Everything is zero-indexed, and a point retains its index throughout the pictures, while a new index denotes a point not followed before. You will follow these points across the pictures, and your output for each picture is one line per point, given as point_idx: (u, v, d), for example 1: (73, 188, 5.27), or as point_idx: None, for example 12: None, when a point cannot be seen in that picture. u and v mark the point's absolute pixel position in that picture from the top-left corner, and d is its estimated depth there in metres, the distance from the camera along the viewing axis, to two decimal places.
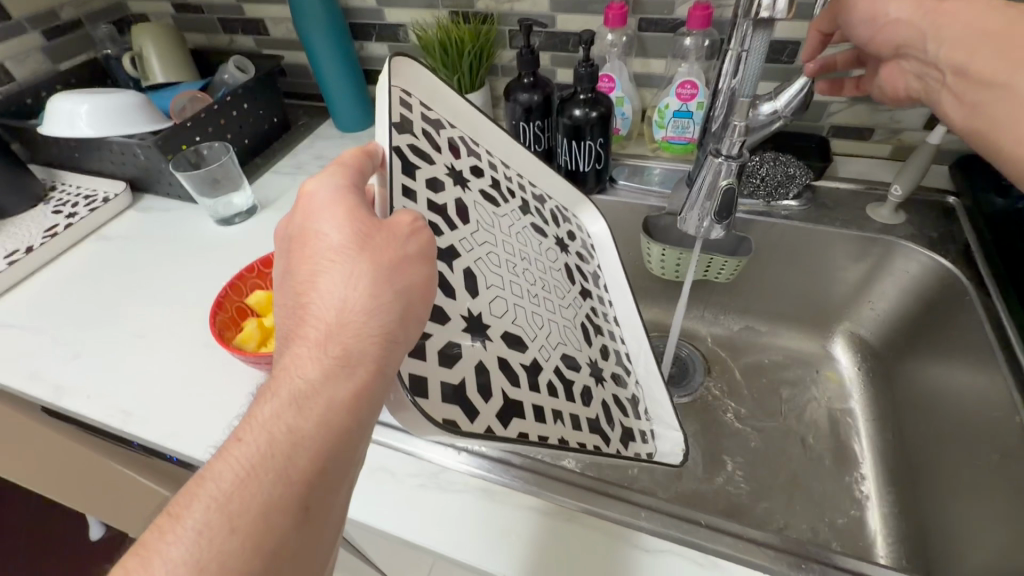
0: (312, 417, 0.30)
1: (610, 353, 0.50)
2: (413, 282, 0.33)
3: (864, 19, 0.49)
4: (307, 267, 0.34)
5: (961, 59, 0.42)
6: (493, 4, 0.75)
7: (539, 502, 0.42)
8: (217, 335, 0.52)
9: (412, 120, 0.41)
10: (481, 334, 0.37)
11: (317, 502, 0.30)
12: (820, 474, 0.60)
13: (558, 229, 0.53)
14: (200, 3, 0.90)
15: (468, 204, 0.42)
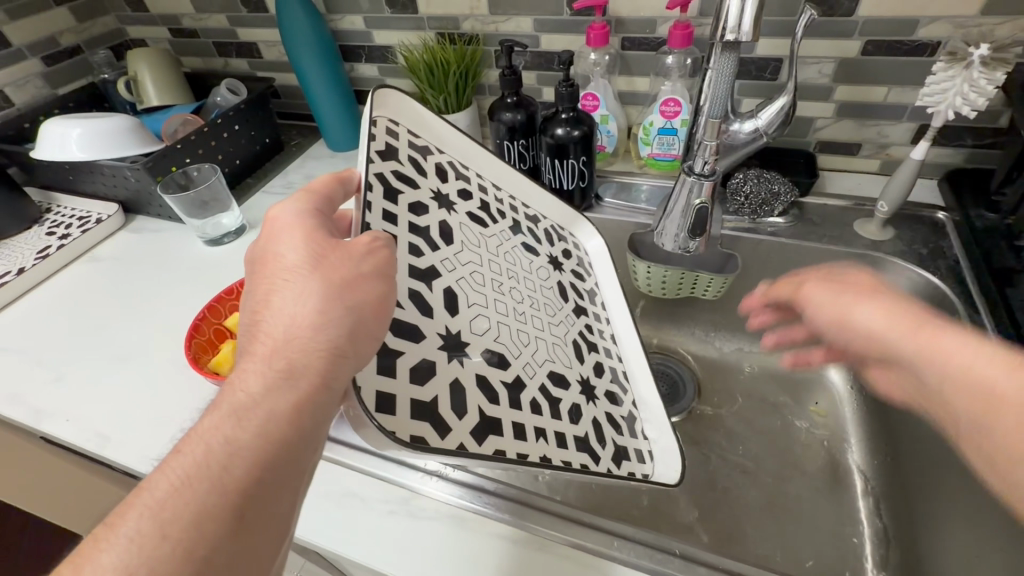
0: (254, 426, 0.28)
1: (605, 370, 0.49)
2: (366, 295, 0.32)
3: (831, 317, 0.45)
4: (262, 282, 0.33)
5: (949, 392, 0.34)
6: (478, 26, 0.75)
7: (511, 530, 0.42)
8: (192, 358, 0.53)
9: (398, 146, 0.41)
10: (457, 352, 0.37)
11: (257, 516, 0.28)
12: (811, 498, 0.58)
13: (552, 247, 0.52)
14: (196, 27, 0.92)
15: (454, 225, 0.42)
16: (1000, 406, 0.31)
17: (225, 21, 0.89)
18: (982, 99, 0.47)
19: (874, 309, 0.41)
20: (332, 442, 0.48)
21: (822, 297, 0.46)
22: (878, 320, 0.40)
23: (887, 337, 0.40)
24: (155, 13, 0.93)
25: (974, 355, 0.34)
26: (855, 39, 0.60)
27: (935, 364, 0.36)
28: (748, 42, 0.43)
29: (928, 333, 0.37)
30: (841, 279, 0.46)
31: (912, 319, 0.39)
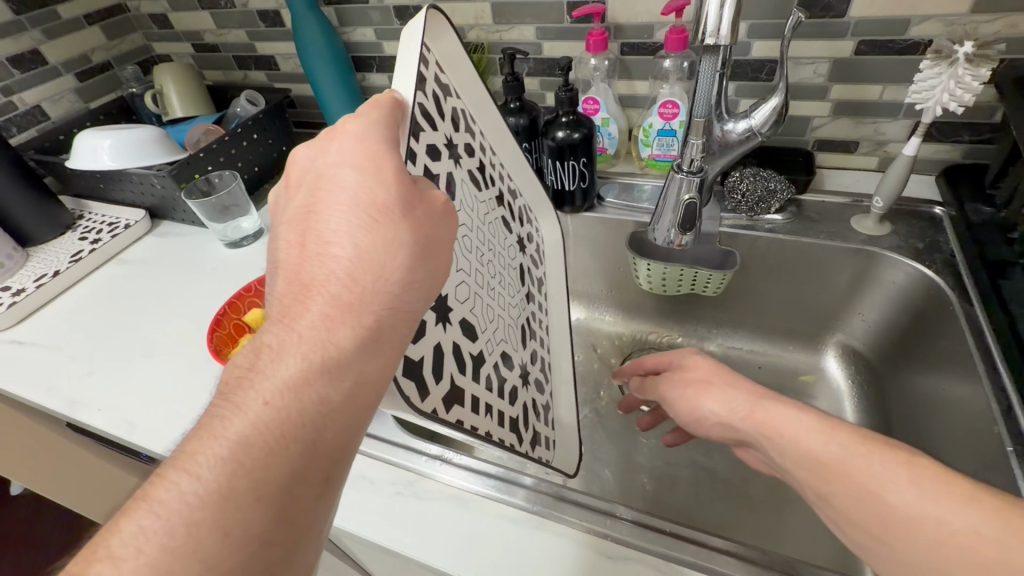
0: (344, 386, 0.30)
1: (537, 359, 0.52)
2: (440, 259, 0.34)
3: (687, 411, 0.45)
4: (335, 227, 0.32)
5: (791, 465, 0.36)
6: (483, 34, 0.78)
7: (508, 510, 0.44)
8: (213, 350, 0.56)
9: (428, 76, 0.39)
10: (443, 316, 0.39)
11: (339, 466, 0.30)
12: None
13: (520, 229, 0.55)
14: (218, 42, 0.97)
15: (457, 182, 0.43)
16: (829, 471, 0.33)
17: (244, 35, 0.93)
18: (969, 95, 0.48)
19: (715, 401, 0.43)
20: None
21: (677, 391, 0.47)
22: (721, 409, 0.42)
23: (735, 423, 0.41)
24: (180, 29, 0.98)
25: (800, 428, 0.36)
26: (847, 39, 0.61)
27: (775, 442, 0.37)
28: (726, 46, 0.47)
29: (764, 414, 0.39)
30: (683, 372, 0.48)
31: (748, 403, 0.41)
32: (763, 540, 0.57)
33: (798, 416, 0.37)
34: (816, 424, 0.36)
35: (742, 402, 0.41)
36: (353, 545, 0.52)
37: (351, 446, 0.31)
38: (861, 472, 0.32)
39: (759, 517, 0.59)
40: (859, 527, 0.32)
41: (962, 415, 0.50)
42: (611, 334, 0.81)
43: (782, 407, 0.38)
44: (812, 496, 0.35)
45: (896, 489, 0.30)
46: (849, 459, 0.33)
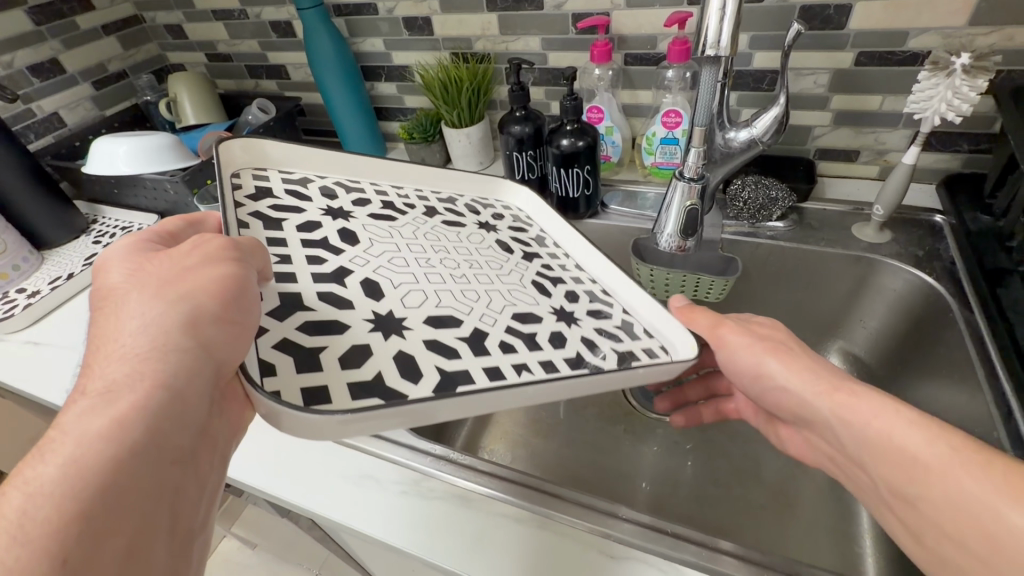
0: (65, 451, 0.27)
1: (580, 294, 0.51)
2: (208, 289, 0.34)
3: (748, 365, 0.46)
4: (105, 325, 0.33)
5: (868, 458, 0.37)
6: (490, 45, 0.80)
7: (511, 509, 0.45)
8: None
9: (271, 186, 0.49)
10: (392, 330, 0.40)
11: (97, 552, 0.26)
12: (808, 493, 0.62)
13: (482, 217, 0.58)
14: (230, 52, 0.99)
15: (356, 230, 0.48)
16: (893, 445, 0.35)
17: (257, 45, 0.96)
18: (966, 105, 0.49)
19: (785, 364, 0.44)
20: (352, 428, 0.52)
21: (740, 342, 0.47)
22: (793, 378, 0.43)
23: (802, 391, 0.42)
24: (194, 40, 1.00)
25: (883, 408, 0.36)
26: (847, 50, 0.62)
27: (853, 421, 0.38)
28: (727, 56, 0.49)
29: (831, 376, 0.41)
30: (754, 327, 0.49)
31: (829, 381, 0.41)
32: (767, 545, 0.58)
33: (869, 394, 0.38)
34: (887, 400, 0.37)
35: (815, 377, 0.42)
36: (356, 542, 0.53)
37: (125, 512, 0.27)
38: (945, 474, 0.32)
39: (762, 522, 0.60)
40: (935, 527, 0.33)
41: (963, 420, 0.51)
42: None
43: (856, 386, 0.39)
44: (888, 494, 0.36)
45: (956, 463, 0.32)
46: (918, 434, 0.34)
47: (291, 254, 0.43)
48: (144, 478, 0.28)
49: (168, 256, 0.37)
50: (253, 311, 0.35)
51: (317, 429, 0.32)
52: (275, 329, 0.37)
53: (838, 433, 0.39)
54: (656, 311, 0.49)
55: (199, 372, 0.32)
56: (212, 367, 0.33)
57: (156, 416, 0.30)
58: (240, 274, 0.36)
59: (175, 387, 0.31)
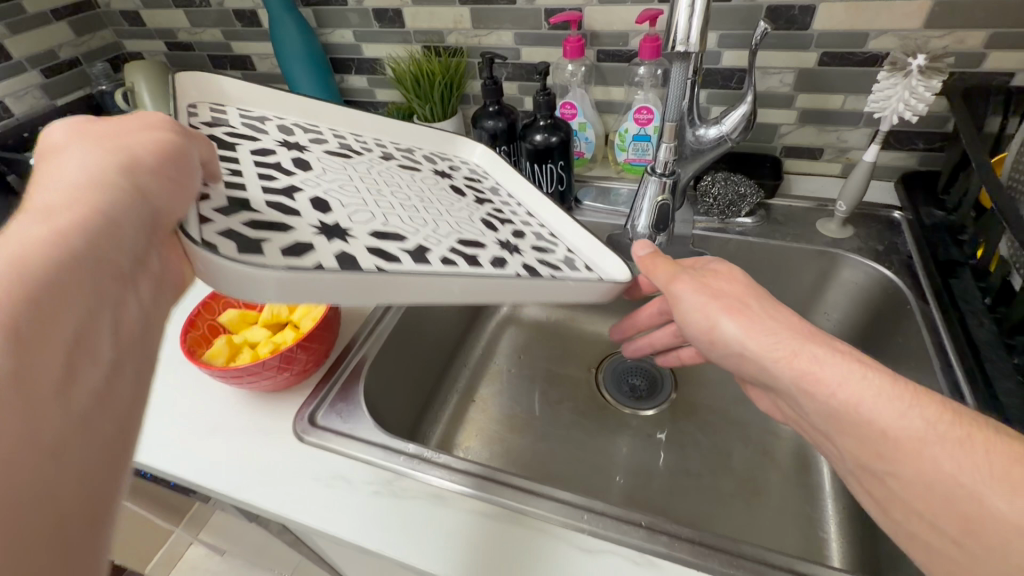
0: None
1: (526, 234, 0.54)
2: (155, 150, 0.34)
3: (703, 325, 0.46)
4: (43, 175, 0.32)
5: (836, 431, 0.37)
6: (462, 39, 0.80)
7: (487, 507, 0.44)
8: (185, 350, 0.50)
9: (227, 117, 0.48)
10: (336, 234, 0.39)
11: (34, 338, 0.23)
12: (776, 483, 0.64)
13: (439, 167, 0.61)
14: (192, 41, 0.96)
15: (309, 159, 0.47)
16: (860, 422, 0.35)
17: (220, 35, 0.93)
18: (922, 105, 0.51)
19: (738, 322, 0.43)
20: (321, 429, 0.51)
21: (695, 295, 0.46)
22: (748, 337, 0.42)
23: (762, 356, 0.41)
24: (152, 28, 0.96)
25: (843, 369, 0.37)
26: (811, 51, 0.64)
27: (818, 394, 0.37)
28: (697, 53, 0.50)
29: (774, 321, 0.42)
30: (710, 279, 0.47)
31: (790, 344, 0.40)
32: (738, 535, 0.59)
33: (840, 361, 0.37)
34: (851, 364, 0.37)
35: (782, 342, 0.40)
36: (330, 546, 0.52)
37: (63, 310, 0.25)
38: (922, 446, 0.32)
39: (734, 511, 0.61)
40: (905, 504, 0.34)
41: None
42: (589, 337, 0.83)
43: (827, 351, 0.38)
44: (855, 466, 0.37)
45: (929, 440, 0.32)
46: (871, 396, 0.35)
47: (242, 169, 0.41)
48: (82, 286, 0.26)
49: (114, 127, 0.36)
50: (194, 173, 0.35)
51: (249, 282, 0.31)
52: (219, 220, 0.35)
53: (811, 416, 0.38)
54: (600, 251, 0.55)
55: (145, 212, 0.31)
56: (150, 210, 0.31)
57: (93, 235, 0.28)
58: (189, 146, 0.36)
59: (119, 215, 0.30)
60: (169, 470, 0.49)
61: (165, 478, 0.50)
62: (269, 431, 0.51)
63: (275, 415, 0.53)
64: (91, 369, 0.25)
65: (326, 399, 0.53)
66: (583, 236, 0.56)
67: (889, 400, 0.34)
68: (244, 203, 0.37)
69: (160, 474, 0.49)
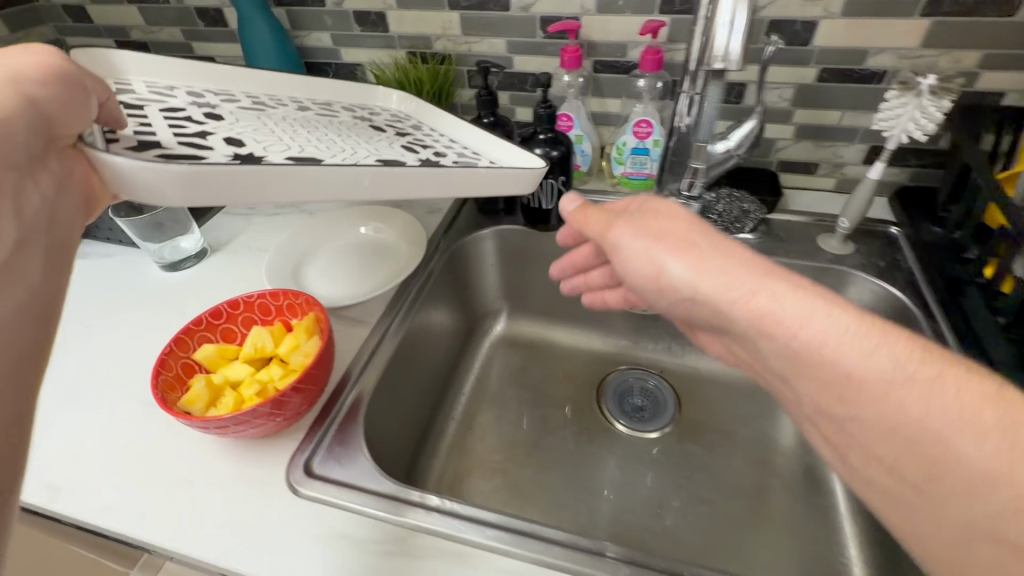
0: None
1: (444, 153, 0.54)
2: (36, 68, 0.36)
3: (648, 271, 0.41)
4: None
5: (793, 373, 0.35)
6: (451, 46, 0.75)
7: (514, 564, 0.40)
8: (158, 398, 0.44)
9: (134, 90, 0.49)
10: (248, 160, 0.40)
11: None
12: (787, 505, 0.63)
13: (358, 113, 0.60)
14: (147, 40, 0.88)
15: (219, 110, 0.48)
16: (853, 387, 0.32)
17: (180, 34, 0.86)
18: (933, 125, 0.51)
19: (685, 262, 0.38)
20: (320, 480, 0.45)
21: (636, 240, 0.42)
22: (697, 278, 0.38)
23: (716, 299, 0.37)
24: (102, 25, 0.88)
25: (810, 312, 0.33)
26: (811, 66, 0.64)
27: (779, 334, 0.34)
28: (736, 69, 0.48)
29: (724, 255, 0.38)
30: (652, 222, 0.43)
31: (746, 282, 0.36)
32: (756, 564, 0.58)
33: (798, 298, 0.34)
34: (818, 303, 0.34)
35: (737, 280, 0.36)
36: None
37: None
38: (894, 394, 0.31)
39: (747, 538, 0.60)
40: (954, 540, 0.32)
41: None
42: (588, 356, 0.81)
43: (782, 285, 0.35)
44: (812, 410, 0.35)
45: (936, 415, 0.30)
46: (842, 345, 0.32)
47: (151, 122, 0.42)
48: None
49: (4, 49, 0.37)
50: (88, 87, 0.37)
51: (152, 179, 0.35)
52: (130, 155, 0.36)
53: None
54: (510, 151, 0.56)
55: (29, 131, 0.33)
56: (42, 120, 0.34)
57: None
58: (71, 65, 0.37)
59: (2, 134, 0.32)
60: (143, 539, 0.43)
61: (138, 547, 0.44)
62: (258, 485, 0.46)
63: (265, 465, 0.47)
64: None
65: (323, 444, 0.48)
66: (492, 141, 0.58)
67: (859, 353, 0.32)
68: (155, 143, 0.39)
69: (134, 544, 0.43)
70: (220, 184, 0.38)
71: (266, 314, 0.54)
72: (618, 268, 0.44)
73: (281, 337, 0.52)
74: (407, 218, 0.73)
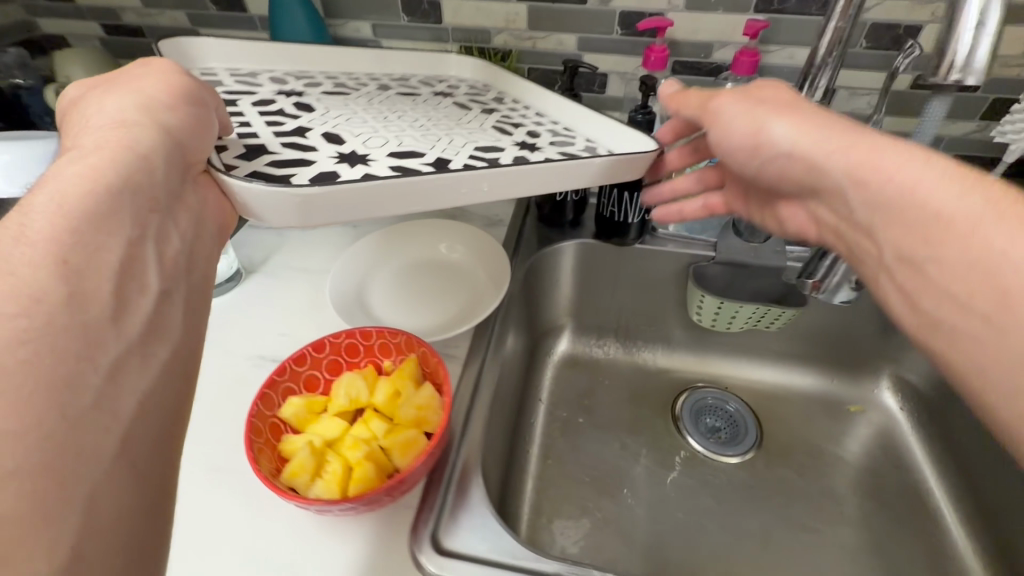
0: (83, 185, 0.31)
1: (540, 132, 0.49)
2: (170, 91, 0.38)
3: (746, 141, 0.41)
4: (89, 114, 0.37)
5: (882, 225, 0.35)
6: (512, 40, 0.68)
7: None
8: (260, 474, 0.37)
9: (226, 82, 0.53)
10: (354, 160, 0.40)
11: (91, 269, 0.29)
12: (889, 528, 0.62)
13: (438, 89, 0.58)
14: (143, 24, 0.77)
15: (312, 103, 0.50)
16: (946, 228, 0.31)
17: (185, 19, 0.75)
18: None
19: (791, 123, 0.38)
20: (454, 557, 0.39)
21: (736, 107, 0.42)
22: (801, 137, 0.38)
23: (814, 155, 0.38)
24: (86, 5, 0.76)
25: (922, 163, 0.33)
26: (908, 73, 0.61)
27: (872, 183, 0.35)
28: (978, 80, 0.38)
29: (832, 121, 0.38)
30: (754, 91, 0.42)
31: (843, 137, 0.36)
32: None
33: (906, 153, 0.34)
34: (919, 154, 0.34)
35: (837, 134, 0.36)
36: None
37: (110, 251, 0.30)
38: (980, 228, 0.30)
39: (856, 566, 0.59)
40: None
41: None
42: (656, 374, 0.78)
43: (885, 139, 0.35)
44: (893, 259, 0.35)
45: None
46: (953, 191, 0.31)
47: (252, 123, 0.45)
48: (126, 215, 0.32)
49: (136, 72, 0.40)
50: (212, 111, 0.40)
51: (271, 203, 0.34)
52: (245, 164, 0.39)
53: None
54: (621, 133, 0.48)
55: (172, 155, 0.36)
56: (177, 148, 0.36)
57: (137, 167, 0.33)
58: (200, 90, 0.40)
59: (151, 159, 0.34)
60: None
61: None
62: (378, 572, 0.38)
63: (381, 545, 0.40)
64: (141, 297, 0.31)
65: (445, 513, 0.42)
66: (602, 123, 0.50)
67: (963, 196, 0.31)
68: (261, 147, 0.42)
69: None
70: (337, 202, 0.35)
71: (353, 355, 0.47)
72: (714, 140, 0.44)
73: (375, 383, 0.45)
74: (470, 228, 0.64)
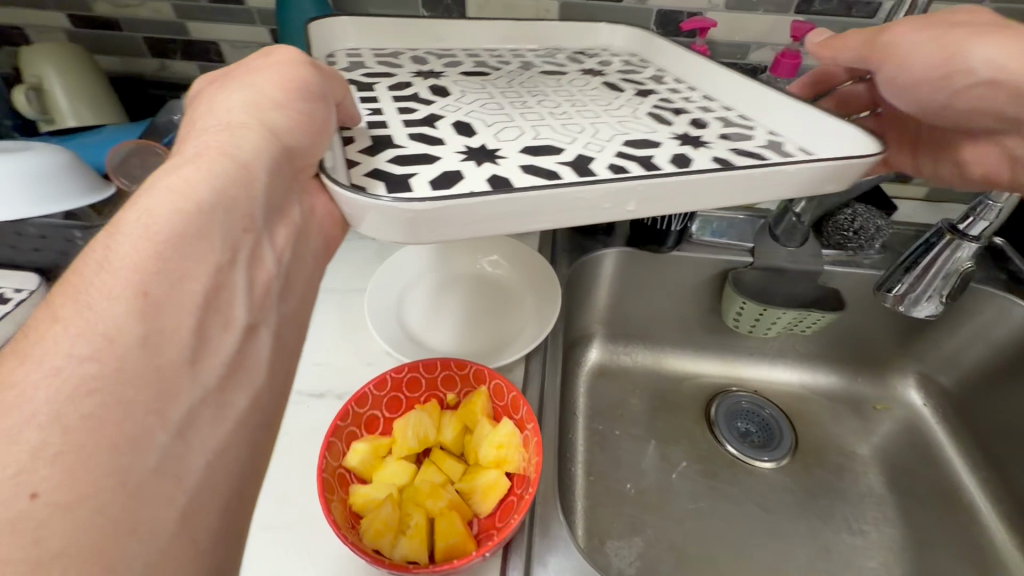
0: (172, 201, 0.26)
1: (705, 121, 0.46)
2: (285, 83, 0.33)
3: (937, 74, 0.41)
4: (201, 110, 0.33)
5: None
6: None
7: None
8: (342, 535, 0.33)
9: (363, 61, 0.51)
10: (487, 158, 0.37)
11: (171, 303, 0.24)
12: (930, 523, 0.63)
13: (587, 65, 0.56)
14: (118, 16, 0.68)
15: (447, 85, 0.48)
16: None
17: (169, 10, 0.67)
18: None
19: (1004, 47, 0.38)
20: None
21: (923, 35, 0.41)
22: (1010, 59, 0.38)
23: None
24: None
25: None
26: None
27: None
28: None
29: None
30: (943, 17, 0.42)
31: None
32: None
33: None
34: None
35: None
36: None
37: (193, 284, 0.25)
38: None
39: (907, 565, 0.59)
40: None
41: None
42: (686, 380, 0.77)
43: None
44: None
45: None
46: None
47: (380, 110, 0.42)
48: (217, 237, 0.27)
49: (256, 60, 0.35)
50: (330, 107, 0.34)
51: (387, 215, 0.30)
52: (367, 161, 0.36)
53: None
54: (819, 129, 0.44)
55: (275, 162, 0.31)
56: (286, 155, 0.31)
57: (236, 179, 0.28)
58: (320, 81, 0.34)
59: (250, 169, 0.29)
60: None
61: None
62: None
63: None
64: (224, 339, 0.26)
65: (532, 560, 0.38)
66: (794, 112, 0.46)
67: None
68: (386, 141, 0.38)
69: None
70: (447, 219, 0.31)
71: (413, 390, 0.44)
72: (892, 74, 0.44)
73: (440, 420, 0.42)
74: (514, 242, 0.61)
